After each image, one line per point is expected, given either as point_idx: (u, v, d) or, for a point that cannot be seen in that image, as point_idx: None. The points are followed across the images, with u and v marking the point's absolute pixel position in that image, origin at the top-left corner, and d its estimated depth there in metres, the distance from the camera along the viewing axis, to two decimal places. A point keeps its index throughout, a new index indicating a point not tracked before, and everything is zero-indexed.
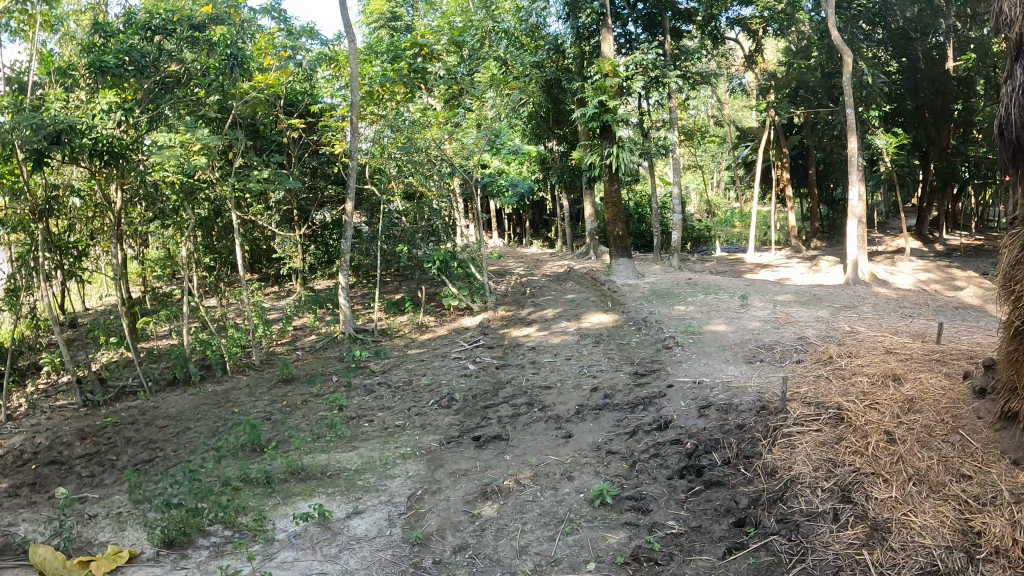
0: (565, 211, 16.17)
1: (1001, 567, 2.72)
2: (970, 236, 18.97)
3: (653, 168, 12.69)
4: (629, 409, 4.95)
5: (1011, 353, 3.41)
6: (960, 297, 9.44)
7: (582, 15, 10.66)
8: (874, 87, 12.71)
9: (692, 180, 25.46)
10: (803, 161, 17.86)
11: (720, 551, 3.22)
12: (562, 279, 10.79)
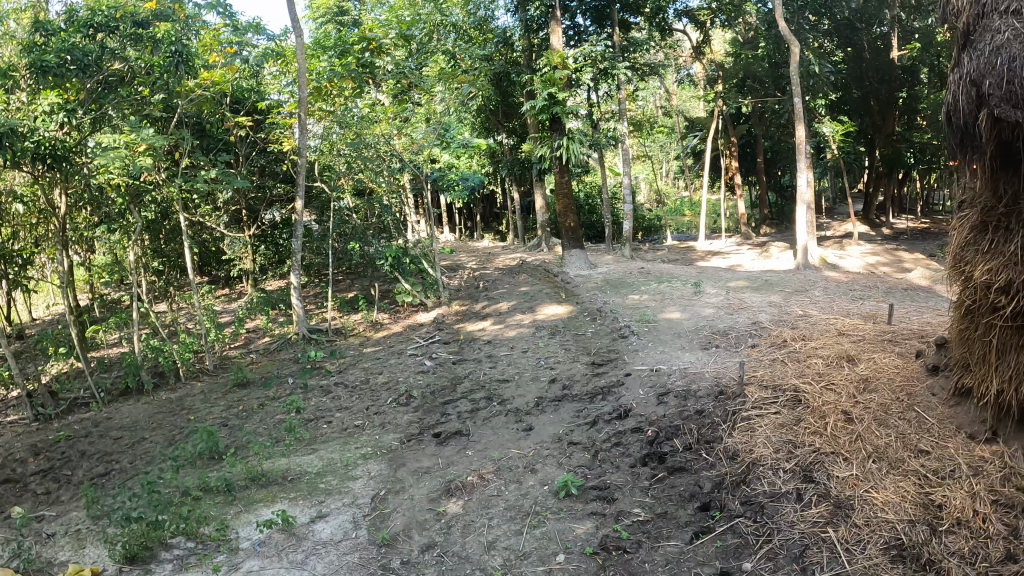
0: (516, 205, 16.15)
1: (964, 538, 2.80)
2: (915, 219, 19.53)
3: (603, 159, 12.57)
4: (587, 399, 4.98)
5: (961, 331, 3.54)
6: (904, 279, 9.71)
7: (530, 8, 10.65)
8: (821, 76, 12.99)
9: (642, 170, 25.70)
10: (751, 150, 18.18)
11: (688, 536, 3.25)
12: (515, 271, 10.76)
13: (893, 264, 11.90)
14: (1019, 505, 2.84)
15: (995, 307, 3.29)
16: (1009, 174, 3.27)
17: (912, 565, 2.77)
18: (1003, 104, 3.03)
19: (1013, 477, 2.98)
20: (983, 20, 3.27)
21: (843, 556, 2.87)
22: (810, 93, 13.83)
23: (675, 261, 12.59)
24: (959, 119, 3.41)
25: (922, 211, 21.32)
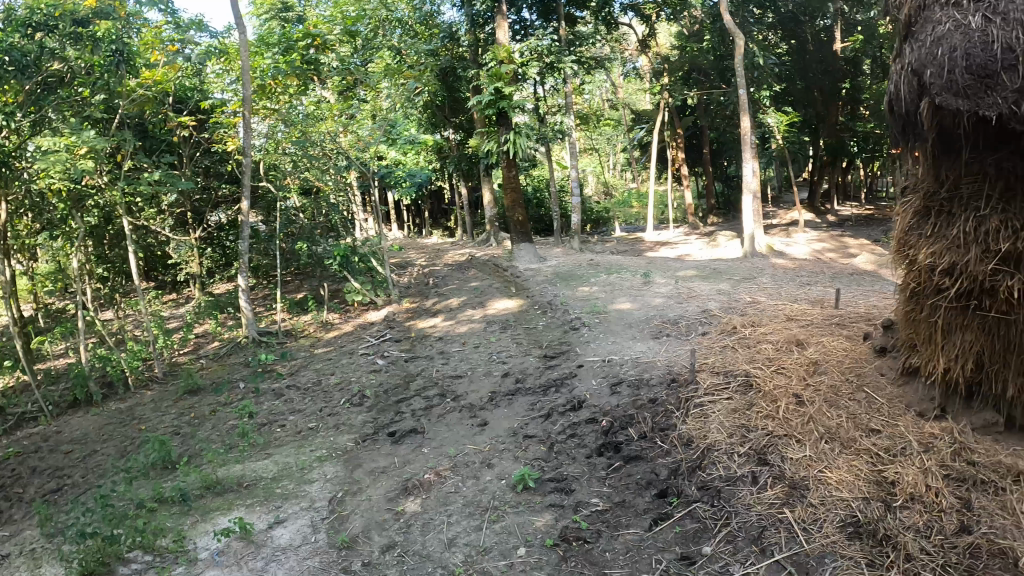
0: (465, 200, 16.09)
1: (917, 512, 2.90)
2: (860, 206, 20.07)
3: (550, 152, 12.61)
4: (542, 392, 5.00)
5: (908, 312, 3.71)
6: (846, 265, 9.99)
7: (476, 3, 10.63)
8: (766, 68, 13.25)
9: (589, 163, 25.82)
10: (698, 141, 18.42)
11: (647, 523, 3.28)
12: (464, 267, 10.72)
13: (839, 250, 12.20)
14: (967, 479, 2.99)
15: (939, 289, 3.45)
16: (950, 161, 3.39)
17: (867, 540, 2.86)
18: (944, 93, 3.12)
19: (962, 452, 3.13)
20: (925, 11, 3.36)
21: (801, 535, 2.94)
22: (755, 84, 14.09)
23: (624, 252, 12.70)
24: (902, 106, 3.51)
25: (864, 198, 21.94)
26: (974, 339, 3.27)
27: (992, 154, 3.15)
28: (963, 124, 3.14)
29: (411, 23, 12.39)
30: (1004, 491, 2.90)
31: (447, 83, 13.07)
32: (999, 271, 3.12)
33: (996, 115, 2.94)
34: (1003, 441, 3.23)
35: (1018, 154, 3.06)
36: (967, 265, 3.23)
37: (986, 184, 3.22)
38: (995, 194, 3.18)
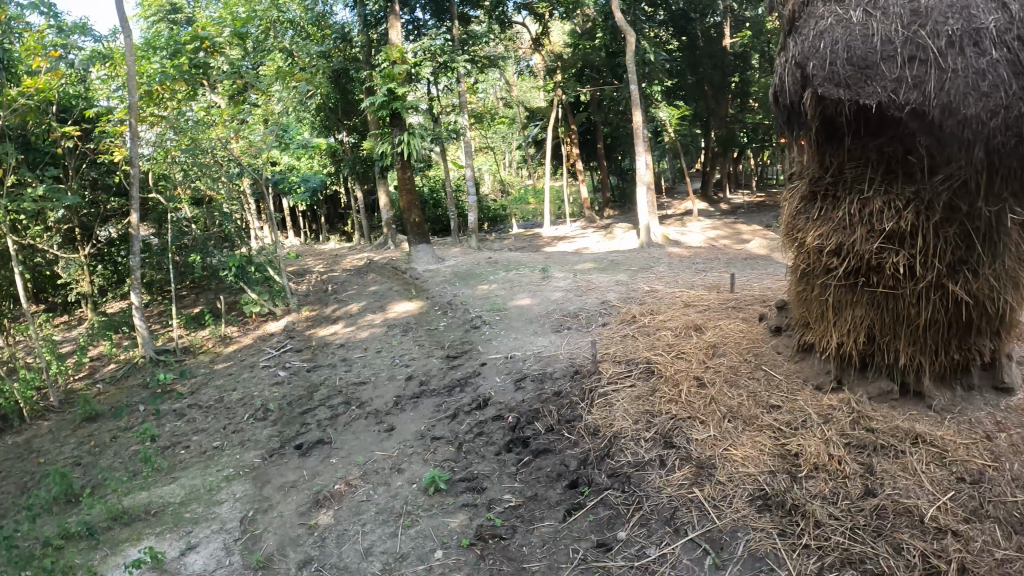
0: (360, 203, 15.89)
1: (821, 480, 3.09)
2: (754, 194, 21.05)
3: (445, 152, 12.59)
4: (446, 392, 4.98)
5: (800, 290, 4.02)
6: (736, 250, 10.46)
7: (369, 2, 10.53)
8: (656, 64, 13.72)
9: (485, 162, 25.77)
10: (592, 137, 18.76)
11: (561, 514, 3.32)
12: (362, 271, 10.55)
13: (732, 236, 12.75)
14: (866, 445, 3.24)
15: (828, 269, 3.73)
16: (833, 147, 3.62)
17: (777, 511, 2.99)
18: (827, 84, 3.39)
19: (861, 421, 3.43)
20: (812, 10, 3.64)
21: (712, 512, 3.04)
22: (648, 79, 14.49)
23: (524, 249, 12.77)
24: (787, 99, 3.76)
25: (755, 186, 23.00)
26: (864, 314, 3.58)
27: (873, 139, 3.41)
28: (844, 112, 3.41)
29: (303, 23, 12.12)
30: (903, 454, 3.15)
31: (339, 83, 12.83)
32: (884, 249, 3.41)
33: (876, 103, 3.21)
34: (899, 407, 3.55)
35: (896, 139, 3.34)
36: (854, 246, 3.49)
37: (868, 168, 3.47)
38: (878, 176, 3.43)
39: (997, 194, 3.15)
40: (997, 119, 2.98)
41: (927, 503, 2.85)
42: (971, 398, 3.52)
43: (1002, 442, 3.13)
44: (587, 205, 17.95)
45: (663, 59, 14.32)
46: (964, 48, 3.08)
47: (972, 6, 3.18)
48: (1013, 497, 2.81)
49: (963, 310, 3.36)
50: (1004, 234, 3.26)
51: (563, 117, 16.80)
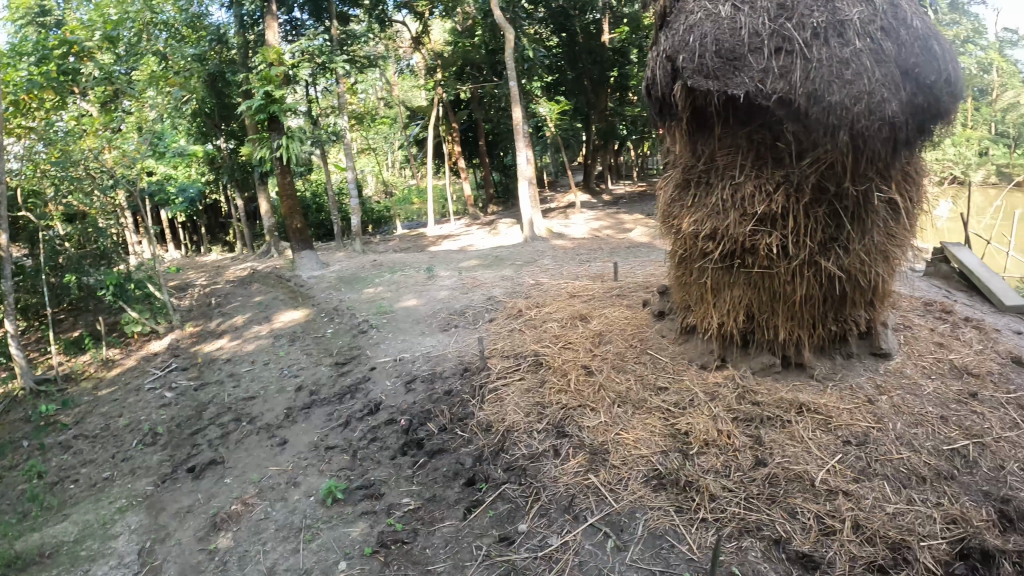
0: (240, 210, 15.25)
1: (711, 453, 3.30)
2: (632, 184, 21.91)
3: (325, 155, 12.28)
4: (337, 400, 4.85)
5: (680, 276, 4.37)
6: (620, 241, 10.86)
7: (246, 2, 10.13)
8: (535, 60, 13.96)
9: (366, 163, 25.28)
10: (474, 134, 18.81)
11: (461, 513, 3.29)
12: (246, 282, 10.05)
13: (614, 226, 13.17)
14: (753, 418, 3.56)
15: (704, 253, 4.05)
16: (705, 136, 3.92)
17: (672, 489, 3.11)
18: (696, 76, 3.55)
19: (746, 395, 3.77)
20: (683, 5, 3.85)
21: (609, 496, 3.10)
22: (527, 75, 14.67)
23: (409, 250, 12.63)
24: (658, 91, 3.95)
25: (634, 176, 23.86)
26: (742, 294, 3.93)
27: (743, 127, 3.69)
28: (713, 101, 3.59)
29: (177, 25, 11.60)
30: (791, 423, 3.52)
31: (215, 88, 12.23)
32: (757, 231, 3.69)
33: (744, 92, 3.40)
34: (782, 378, 4.00)
35: (765, 127, 3.61)
36: (728, 229, 3.77)
37: (739, 155, 3.75)
38: (748, 162, 3.71)
39: (862, 176, 3.53)
40: (859, 105, 3.26)
41: (817, 468, 3.16)
42: (850, 363, 4.13)
43: (883, 404, 3.70)
44: (471, 202, 18.08)
45: (540, 55, 14.59)
46: (829, 39, 3.34)
47: (837, 0, 3.49)
48: (898, 455, 3.25)
49: (836, 284, 3.80)
50: (871, 214, 3.67)
51: (443, 115, 16.76)
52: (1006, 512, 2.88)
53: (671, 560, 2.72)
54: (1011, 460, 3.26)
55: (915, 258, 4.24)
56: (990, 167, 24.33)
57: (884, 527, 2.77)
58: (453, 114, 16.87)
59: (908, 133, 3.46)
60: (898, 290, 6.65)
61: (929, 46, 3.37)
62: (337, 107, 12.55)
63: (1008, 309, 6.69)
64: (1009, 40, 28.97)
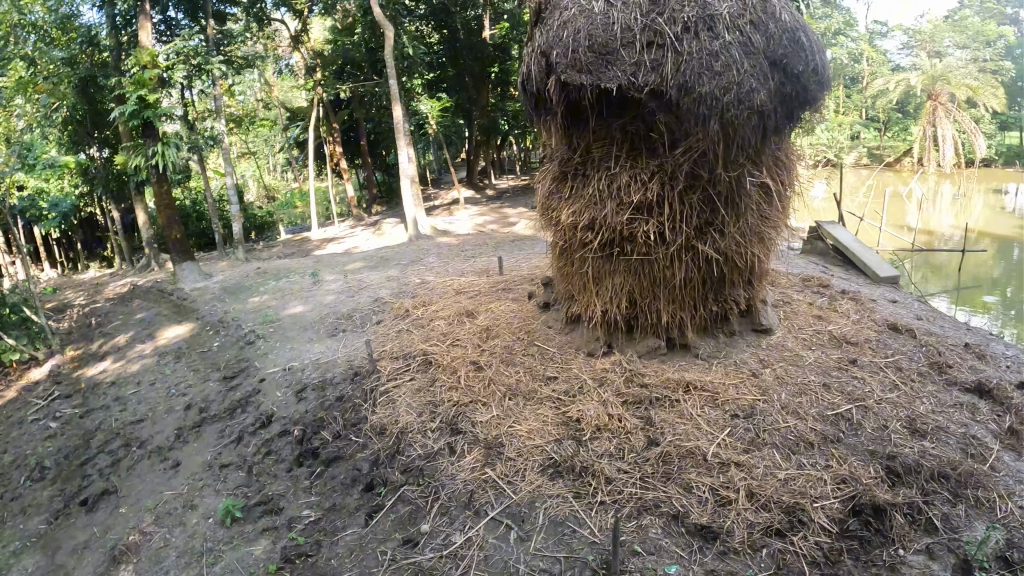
0: (117, 223, 14.29)
1: (603, 437, 3.41)
2: (516, 178, 22.34)
3: (203, 161, 11.71)
4: (228, 416, 4.64)
5: (562, 267, 4.46)
6: (506, 234, 11.00)
7: (118, 2, 9.53)
8: (415, 57, 13.85)
9: (246, 167, 24.31)
10: (355, 135, 18.41)
11: (363, 519, 3.22)
12: (125, 299, 9.20)
13: (499, 221, 13.34)
14: (642, 400, 3.69)
15: (584, 243, 4.14)
16: (580, 129, 4.02)
17: (569, 476, 3.17)
18: (569, 70, 3.61)
19: (634, 378, 3.92)
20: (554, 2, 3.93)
21: (507, 489, 3.13)
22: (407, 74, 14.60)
23: (294, 256, 12.21)
24: (533, 86, 4.02)
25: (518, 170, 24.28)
26: (624, 280, 4.06)
27: (616, 119, 3.81)
28: (587, 94, 3.67)
29: (47, 26, 10.68)
30: (679, 402, 3.67)
31: (86, 93, 11.40)
32: (635, 219, 3.83)
33: (617, 86, 3.52)
34: (668, 359, 4.18)
35: (638, 118, 3.76)
36: (607, 219, 3.88)
37: (614, 146, 3.87)
38: (623, 153, 3.84)
39: (734, 162, 3.77)
40: (728, 94, 3.43)
41: (709, 442, 3.32)
42: (733, 341, 4.36)
43: (767, 376, 3.94)
44: (353, 203, 17.72)
45: (420, 52, 14.51)
46: (699, 32, 3.46)
47: None
48: (785, 424, 3.46)
49: (713, 266, 4.02)
50: (743, 198, 3.90)
51: (323, 115, 16.32)
52: (892, 467, 3.13)
53: (574, 544, 2.77)
54: (891, 419, 3.57)
55: (791, 238, 4.50)
56: (861, 150, 27.20)
57: (777, 493, 2.94)
58: (334, 115, 16.52)
59: (776, 120, 3.70)
60: (779, 267, 7.01)
61: (797, 37, 3.65)
62: (213, 109, 11.96)
63: (882, 280, 7.24)
64: (879, 32, 31.52)
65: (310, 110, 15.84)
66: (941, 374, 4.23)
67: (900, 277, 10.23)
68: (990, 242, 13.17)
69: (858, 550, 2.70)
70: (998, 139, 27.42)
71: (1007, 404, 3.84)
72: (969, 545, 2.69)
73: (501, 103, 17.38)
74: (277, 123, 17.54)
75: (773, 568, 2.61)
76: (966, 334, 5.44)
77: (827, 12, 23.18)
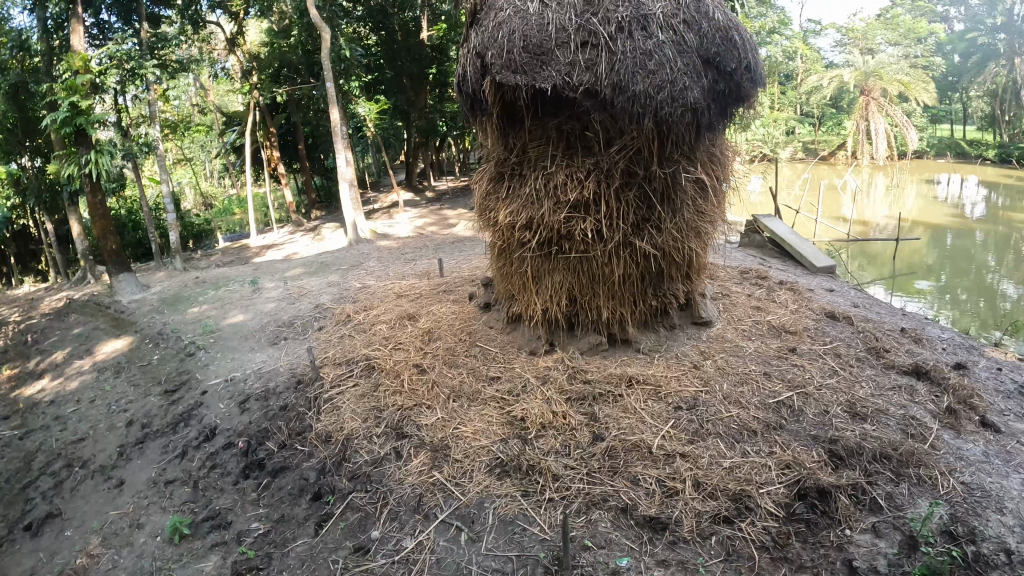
0: (51, 234, 13.73)
1: (548, 434, 3.44)
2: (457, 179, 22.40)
3: (137, 168, 11.34)
4: (171, 431, 4.50)
5: (501, 267, 4.48)
6: (445, 236, 11.13)
7: (49, 5, 9.16)
8: (352, 60, 13.70)
9: (182, 174, 23.62)
10: (292, 139, 18.02)
11: (312, 529, 3.16)
12: (59, 314, 8.85)
13: (439, 223, 13.32)
14: (586, 396, 3.74)
15: (522, 242, 4.17)
16: (516, 130, 4.05)
17: (516, 475, 3.19)
18: (505, 71, 3.62)
19: (577, 374, 3.97)
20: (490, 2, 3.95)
21: (455, 491, 3.12)
22: (344, 77, 14.53)
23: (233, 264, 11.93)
24: (469, 87, 4.02)
25: (458, 171, 24.31)
26: (563, 278, 4.10)
27: (552, 119, 3.86)
28: (522, 95, 3.68)
29: None
30: (622, 396, 3.73)
31: (16, 99, 11.08)
32: (572, 218, 3.87)
33: (552, 85, 3.53)
34: (609, 355, 4.23)
35: (574, 117, 3.80)
36: (544, 218, 3.92)
37: (551, 145, 3.91)
38: (559, 152, 3.88)
39: (669, 160, 3.86)
40: (662, 93, 3.50)
41: (653, 435, 3.38)
42: (673, 334, 4.45)
43: (708, 368, 4.03)
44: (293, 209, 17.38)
45: (358, 54, 14.34)
46: (633, 32, 3.53)
47: None
48: (728, 413, 3.54)
49: (651, 261, 4.10)
50: (679, 194, 4.00)
51: (260, 120, 15.96)
52: (835, 451, 3.23)
53: (526, 543, 2.78)
54: (831, 404, 3.69)
55: (728, 232, 4.62)
56: (797, 144, 28.21)
57: (724, 482, 3.01)
58: (271, 119, 16.22)
59: (709, 117, 3.81)
60: (717, 261, 7.16)
61: (732, 37, 3.78)
62: (147, 115, 11.59)
63: (819, 270, 7.47)
64: (812, 30, 32.51)
65: (246, 115, 15.44)
66: (880, 358, 4.40)
67: (838, 266, 10.57)
68: (922, 230, 13.70)
69: (805, 532, 2.78)
70: (926, 132, 28.56)
71: (942, 385, 4.01)
72: (914, 522, 2.78)
73: (440, 104, 17.35)
74: (212, 128, 17.08)
75: (724, 554, 2.67)
76: (901, 320, 5.66)
77: (762, 11, 23.77)
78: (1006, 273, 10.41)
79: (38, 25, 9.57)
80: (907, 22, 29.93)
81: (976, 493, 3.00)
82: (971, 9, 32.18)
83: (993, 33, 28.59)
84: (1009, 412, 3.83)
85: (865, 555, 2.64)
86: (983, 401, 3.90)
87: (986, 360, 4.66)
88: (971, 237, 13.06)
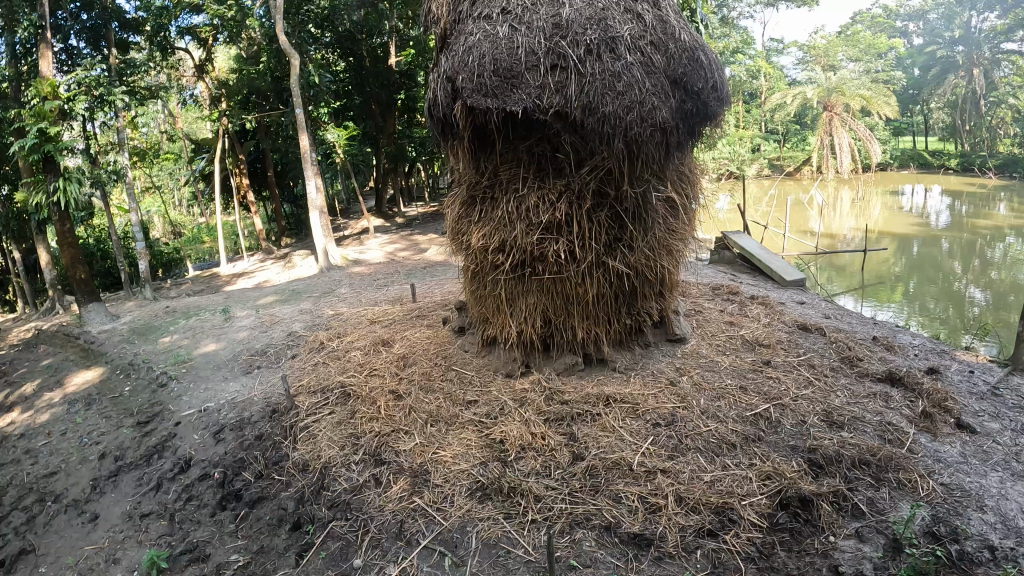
0: (18, 265, 13.39)
1: (528, 457, 3.43)
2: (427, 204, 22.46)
3: (106, 196, 11.13)
4: (145, 463, 4.41)
5: (475, 291, 4.49)
6: (416, 262, 11.11)
7: (19, 29, 9.12)
8: (321, 84, 13.67)
9: (152, 202, 23.37)
10: (261, 166, 17.91)
11: (294, 560, 3.09)
12: (26, 345, 8.64)
13: (410, 248, 13.32)
14: (564, 416, 3.75)
15: (495, 265, 4.18)
16: (484, 153, 4.08)
17: (498, 498, 3.16)
18: (476, 94, 3.63)
19: (555, 396, 3.97)
20: (460, 26, 4.01)
21: (437, 516, 3.09)
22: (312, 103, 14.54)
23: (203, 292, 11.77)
24: (440, 111, 4.03)
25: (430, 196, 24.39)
26: (537, 299, 4.10)
27: (523, 142, 3.89)
28: (493, 117, 3.69)
29: None
30: (600, 415, 3.74)
31: None
32: (544, 239, 3.90)
33: (522, 108, 3.54)
34: (586, 375, 4.25)
35: (543, 140, 3.83)
36: (517, 240, 3.94)
37: (522, 168, 3.94)
38: (530, 174, 3.91)
39: (637, 179, 3.93)
40: (631, 113, 3.56)
41: (633, 453, 3.38)
42: (648, 352, 4.50)
43: (684, 384, 4.06)
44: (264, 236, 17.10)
45: (327, 81, 14.33)
46: (601, 54, 3.58)
47: (609, 18, 3.72)
48: (707, 427, 3.57)
49: (625, 280, 4.15)
50: (650, 213, 4.07)
51: (230, 146, 15.82)
52: (815, 459, 3.26)
53: (511, 565, 2.75)
54: (808, 414, 3.72)
55: (697, 249, 4.70)
56: (762, 161, 28.73)
57: (706, 496, 3.02)
58: (240, 145, 16.09)
59: (676, 137, 3.90)
60: (689, 278, 7.16)
61: (696, 56, 3.86)
62: (116, 140, 11.38)
63: (789, 284, 7.58)
64: (776, 48, 33.15)
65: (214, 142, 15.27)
66: (853, 367, 4.47)
67: (808, 279, 10.74)
68: (890, 240, 13.96)
69: (790, 541, 2.79)
70: (889, 144, 29.15)
71: (916, 390, 4.08)
72: (897, 525, 2.81)
73: (407, 129, 17.41)
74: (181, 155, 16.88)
75: (710, 568, 2.66)
76: (872, 328, 5.75)
77: (726, 31, 24.20)
78: (973, 279, 10.62)
79: (6, 51, 9.44)
80: (867, 38, 30.70)
81: (956, 493, 3.03)
82: (931, 24, 33.10)
83: (951, 46, 29.38)
84: (983, 413, 3.90)
85: (851, 560, 2.65)
86: (957, 404, 3.97)
87: (958, 364, 4.75)
88: (937, 245, 13.34)
